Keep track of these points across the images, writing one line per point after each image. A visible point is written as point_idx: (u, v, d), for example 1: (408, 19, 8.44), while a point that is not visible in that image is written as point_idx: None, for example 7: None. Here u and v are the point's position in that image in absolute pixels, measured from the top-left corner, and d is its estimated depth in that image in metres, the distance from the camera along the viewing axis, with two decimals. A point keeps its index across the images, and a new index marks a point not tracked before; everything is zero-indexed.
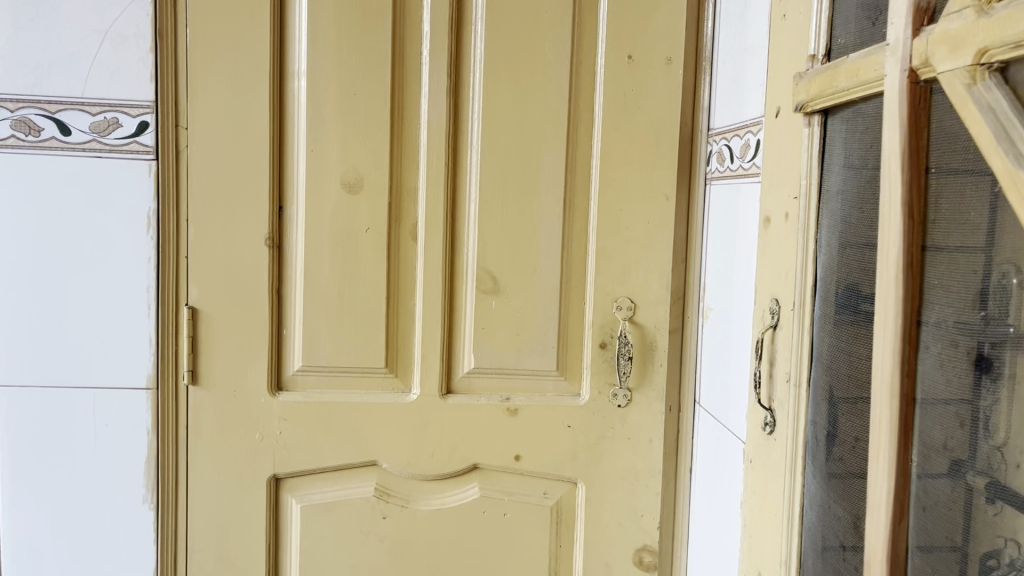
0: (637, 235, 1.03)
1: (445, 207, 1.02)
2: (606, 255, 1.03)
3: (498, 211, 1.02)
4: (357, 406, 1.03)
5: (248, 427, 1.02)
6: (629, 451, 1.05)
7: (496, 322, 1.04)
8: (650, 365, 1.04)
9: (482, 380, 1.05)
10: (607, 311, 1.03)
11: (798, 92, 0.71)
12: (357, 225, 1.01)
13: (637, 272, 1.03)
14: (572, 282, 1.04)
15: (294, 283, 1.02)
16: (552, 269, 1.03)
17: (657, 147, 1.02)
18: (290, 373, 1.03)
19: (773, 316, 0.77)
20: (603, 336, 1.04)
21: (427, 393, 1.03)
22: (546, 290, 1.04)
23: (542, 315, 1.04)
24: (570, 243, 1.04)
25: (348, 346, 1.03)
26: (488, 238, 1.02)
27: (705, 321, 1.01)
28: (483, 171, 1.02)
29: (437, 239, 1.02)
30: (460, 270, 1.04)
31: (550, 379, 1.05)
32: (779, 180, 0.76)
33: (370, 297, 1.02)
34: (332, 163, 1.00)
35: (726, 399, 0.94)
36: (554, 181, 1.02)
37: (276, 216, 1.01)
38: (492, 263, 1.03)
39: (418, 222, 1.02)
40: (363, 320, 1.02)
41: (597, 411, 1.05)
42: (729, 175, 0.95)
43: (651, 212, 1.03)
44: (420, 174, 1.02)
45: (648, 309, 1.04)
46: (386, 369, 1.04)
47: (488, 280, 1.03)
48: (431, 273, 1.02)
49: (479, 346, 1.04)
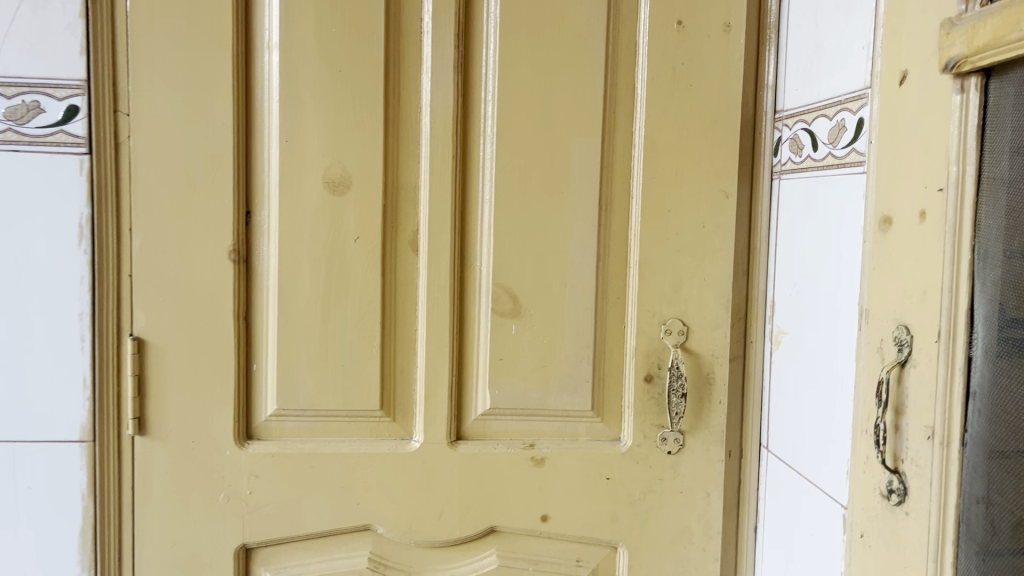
0: (690, 242, 0.84)
1: (454, 211, 0.82)
2: (653, 269, 0.84)
3: (519, 215, 0.83)
4: (346, 459, 0.83)
5: (211, 486, 0.82)
6: (681, 508, 0.86)
7: (517, 352, 0.84)
8: (706, 403, 0.85)
9: (501, 424, 0.85)
10: (654, 337, 0.84)
11: (949, 45, 0.53)
12: (344, 233, 0.81)
13: (689, 288, 0.84)
14: (610, 301, 0.85)
15: (265, 307, 0.82)
16: (585, 286, 0.84)
17: (715, 135, 0.83)
18: (261, 418, 0.83)
19: (902, 348, 0.58)
20: (650, 368, 0.84)
21: (433, 441, 0.83)
22: (579, 312, 0.84)
23: (573, 343, 0.84)
24: (608, 253, 0.84)
25: (334, 384, 0.83)
26: (507, 249, 0.83)
27: (775, 349, 0.83)
28: (499, 165, 0.82)
29: (444, 251, 0.82)
30: (471, 289, 0.84)
31: (584, 421, 0.86)
32: (908, 167, 0.57)
33: (360, 323, 0.82)
34: (311, 157, 0.80)
35: (812, 448, 0.75)
36: (587, 176, 0.83)
37: (241, 224, 0.81)
38: (512, 278, 0.83)
39: (419, 229, 0.83)
40: (351, 352, 0.82)
41: (642, 459, 0.85)
42: (809, 168, 0.76)
43: (706, 215, 0.84)
44: (421, 170, 0.82)
45: (704, 334, 0.85)
46: (382, 412, 0.84)
47: (507, 301, 0.83)
48: (435, 293, 0.82)
49: (497, 382, 0.84)
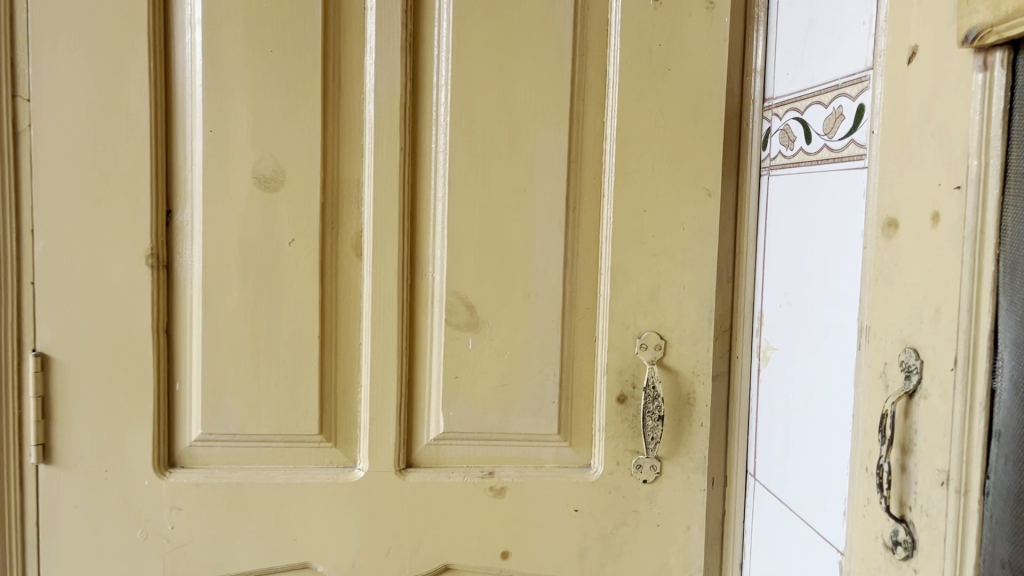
0: (669, 246, 0.74)
1: (402, 211, 0.73)
2: (627, 277, 0.74)
3: (476, 215, 0.73)
4: (281, 489, 0.74)
5: (127, 520, 0.73)
6: (658, 543, 0.77)
7: (474, 369, 0.75)
8: (686, 426, 0.76)
9: (456, 449, 0.76)
10: (628, 352, 0.75)
11: (971, 11, 0.44)
12: (277, 235, 0.72)
13: (667, 298, 0.75)
14: (579, 312, 0.76)
15: (188, 318, 0.73)
16: (551, 295, 0.75)
17: (696, 125, 0.74)
18: (185, 443, 0.74)
19: (908, 376, 0.49)
20: (623, 387, 0.75)
21: (380, 469, 0.74)
22: (543, 325, 0.75)
23: (537, 359, 0.75)
24: (576, 258, 0.75)
25: (266, 405, 0.73)
26: (463, 253, 0.74)
27: (764, 366, 0.74)
28: (454, 159, 0.73)
29: (391, 256, 0.73)
30: (422, 298, 0.75)
31: (549, 445, 0.76)
32: (918, 161, 0.49)
33: (296, 337, 0.73)
34: (239, 150, 0.71)
35: (805, 482, 0.66)
36: (553, 171, 0.74)
37: (161, 225, 0.71)
38: (468, 286, 0.74)
39: (363, 231, 0.73)
40: (287, 370, 0.73)
41: (614, 489, 0.76)
42: (802, 163, 0.67)
43: (686, 216, 0.74)
44: (366, 164, 0.73)
45: (684, 349, 0.75)
46: (322, 437, 0.74)
47: (462, 312, 0.74)
48: (381, 303, 0.73)
49: (451, 403, 0.75)
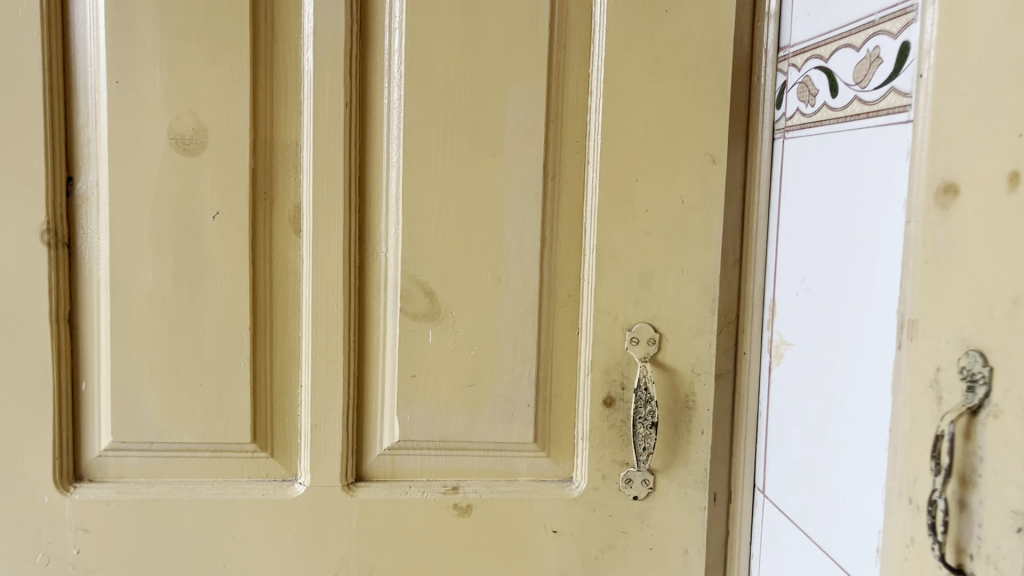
0: (665, 222, 0.63)
1: (348, 179, 0.62)
2: (615, 258, 0.63)
3: (436, 185, 0.62)
4: (207, 508, 0.63)
5: (25, 544, 0.62)
6: (650, 569, 0.66)
7: (434, 367, 0.63)
8: (684, 433, 0.65)
9: (414, 461, 0.65)
10: (617, 347, 0.64)
11: None
12: (199, 208, 0.61)
13: (663, 283, 0.63)
14: (559, 300, 0.64)
15: (95, 305, 0.62)
16: (526, 280, 0.63)
17: (698, 78, 0.62)
18: (94, 453, 0.63)
19: (972, 387, 0.38)
20: (610, 388, 0.64)
21: (324, 484, 0.63)
22: (516, 314, 0.64)
23: (510, 355, 0.64)
24: (555, 236, 0.64)
25: (189, 409, 0.62)
26: (421, 230, 0.62)
27: (776, 364, 0.63)
28: (409, 117, 0.61)
29: (335, 233, 0.62)
30: (373, 283, 0.63)
31: (523, 456, 0.65)
32: (990, 106, 0.38)
33: (223, 328, 0.62)
34: (152, 106, 0.60)
35: (827, 504, 0.55)
36: (527, 133, 0.62)
37: (59, 194, 0.60)
38: (427, 269, 0.63)
39: (302, 202, 0.62)
40: (213, 367, 0.62)
41: (599, 507, 0.65)
42: (827, 122, 0.56)
43: (686, 186, 0.63)
44: (305, 123, 0.61)
45: (682, 343, 0.64)
46: (256, 446, 0.63)
47: (421, 299, 0.63)
48: (324, 289, 0.62)
49: (408, 406, 0.64)
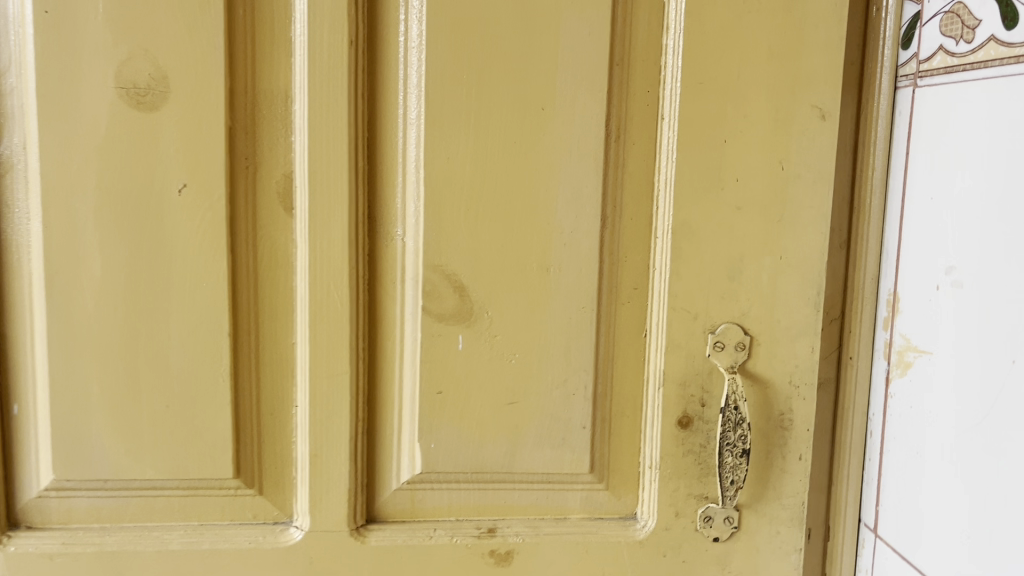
0: (761, 196, 0.49)
1: (354, 143, 0.48)
2: (697, 241, 0.49)
3: (469, 149, 0.48)
4: (179, 560, 0.49)
5: None
6: None
7: (467, 381, 0.50)
8: (778, 460, 0.52)
9: (439, 498, 0.51)
10: (696, 354, 0.50)
11: None
12: (160, 178, 0.46)
13: (755, 273, 0.50)
14: (622, 295, 0.51)
15: (27, 304, 0.48)
16: (582, 269, 0.50)
17: (806, 8, 0.48)
18: (32, 492, 0.49)
19: None
20: (686, 405, 0.51)
21: (326, 529, 0.50)
22: (570, 314, 0.50)
23: (561, 365, 0.50)
24: (618, 213, 0.50)
25: (153, 437, 0.49)
26: (449, 206, 0.48)
27: (898, 375, 0.50)
28: (434, 60, 0.47)
29: (339, 212, 0.48)
30: (387, 276, 0.49)
31: (575, 489, 0.52)
32: None
33: (195, 335, 0.48)
34: (95, 43, 0.45)
35: (1001, 562, 0.42)
36: (586, 80, 0.48)
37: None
38: (457, 256, 0.49)
39: (295, 171, 0.48)
40: (183, 385, 0.48)
41: (671, 551, 0.52)
42: (995, 62, 0.42)
43: (787, 148, 0.49)
44: (297, 67, 0.47)
45: (777, 348, 0.51)
46: (240, 481, 0.50)
47: (448, 296, 0.49)
48: (325, 284, 0.48)
49: (432, 430, 0.50)
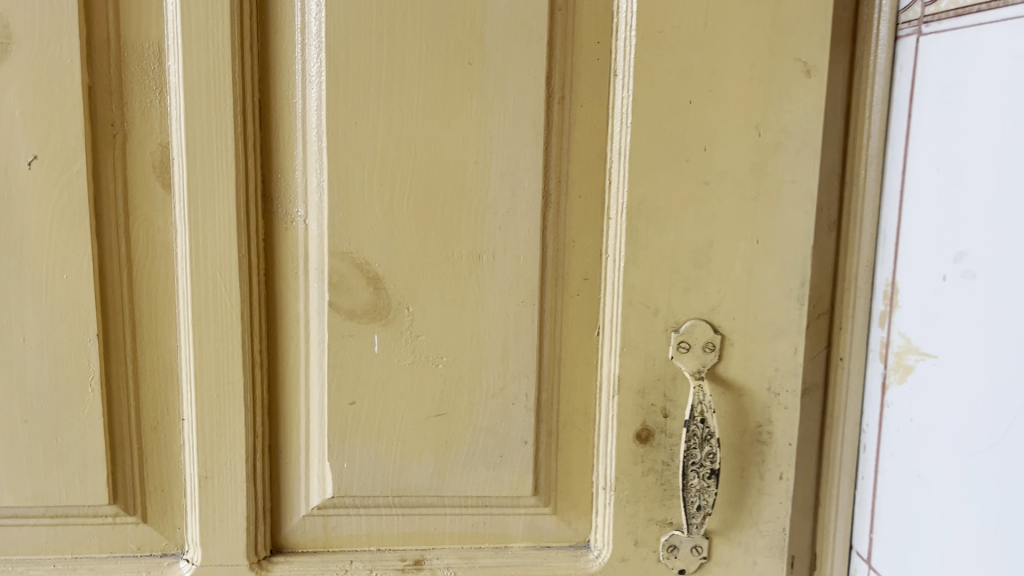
0: (734, 167, 0.41)
1: (241, 105, 0.40)
2: (657, 222, 0.41)
3: (381, 112, 0.40)
4: None
5: None
6: None
7: (384, 390, 0.42)
8: (754, 479, 0.44)
9: (356, 525, 0.44)
10: (657, 357, 0.43)
11: None
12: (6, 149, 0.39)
13: (727, 260, 0.42)
14: (569, 287, 0.43)
15: None
16: (520, 256, 0.42)
17: None
18: None
19: None
20: (645, 417, 0.43)
21: (221, 564, 0.43)
22: (507, 310, 0.42)
23: (497, 370, 0.43)
24: (564, 189, 0.42)
25: (8, 458, 0.41)
26: (359, 181, 0.40)
27: (897, 382, 0.42)
28: (336, 3, 0.39)
29: (225, 189, 0.40)
30: (287, 265, 0.42)
31: (517, 515, 0.45)
32: None
33: (55, 337, 0.40)
34: None
35: None
36: (523, 29, 0.40)
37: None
38: (370, 242, 0.41)
39: (172, 140, 0.40)
40: (41, 396, 0.41)
41: None
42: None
43: (765, 110, 0.41)
44: (170, 14, 0.39)
45: (753, 349, 0.43)
46: (118, 508, 0.43)
47: (360, 289, 0.41)
48: (211, 276, 0.41)
49: (345, 447, 0.43)
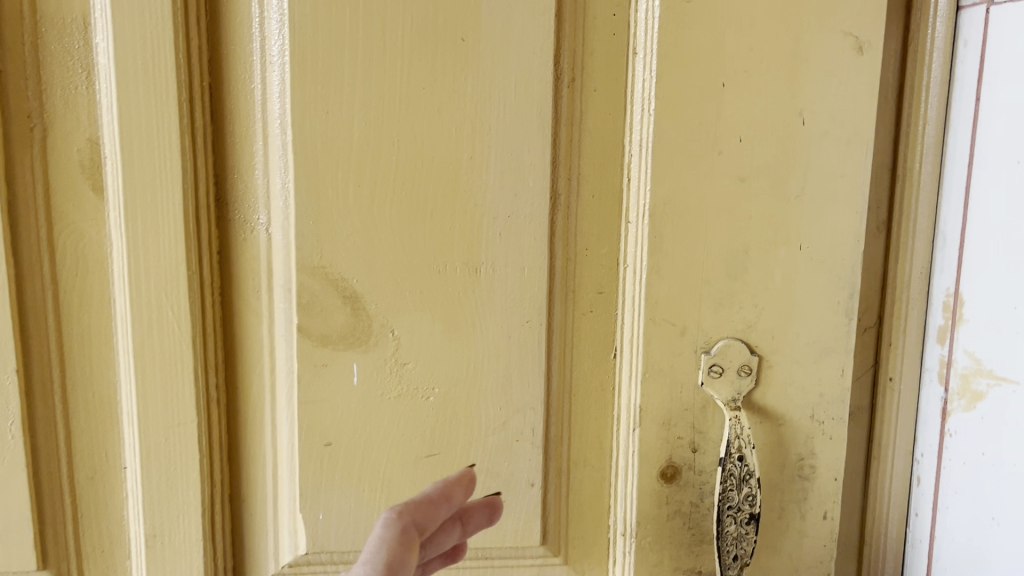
0: (774, 161, 0.35)
1: (186, 93, 0.33)
2: (684, 227, 0.35)
3: (356, 99, 0.33)
4: None
5: None
6: None
7: (365, 429, 0.36)
8: (795, 519, 0.38)
9: None
10: (684, 384, 0.37)
11: None
12: None
13: (766, 271, 0.36)
14: (581, 302, 0.37)
15: None
16: (524, 267, 0.35)
17: None
18: None
19: None
20: (672, 452, 0.37)
21: None
22: (508, 331, 0.36)
23: (498, 403, 0.36)
24: (574, 189, 0.36)
25: None
26: (332, 182, 0.34)
27: (961, 409, 0.36)
28: None
29: (170, 196, 0.33)
30: (247, 282, 0.35)
31: (522, 566, 0.39)
32: None
33: None
34: None
35: None
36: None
37: (308, 518, 0.36)
38: (347, 255, 0.34)
39: (103, 137, 0.33)
40: None
41: None
42: None
43: (811, 94, 0.34)
44: None
45: (795, 373, 0.37)
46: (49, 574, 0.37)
47: (336, 310, 0.35)
48: (154, 300, 0.34)
49: (322, 497, 0.36)
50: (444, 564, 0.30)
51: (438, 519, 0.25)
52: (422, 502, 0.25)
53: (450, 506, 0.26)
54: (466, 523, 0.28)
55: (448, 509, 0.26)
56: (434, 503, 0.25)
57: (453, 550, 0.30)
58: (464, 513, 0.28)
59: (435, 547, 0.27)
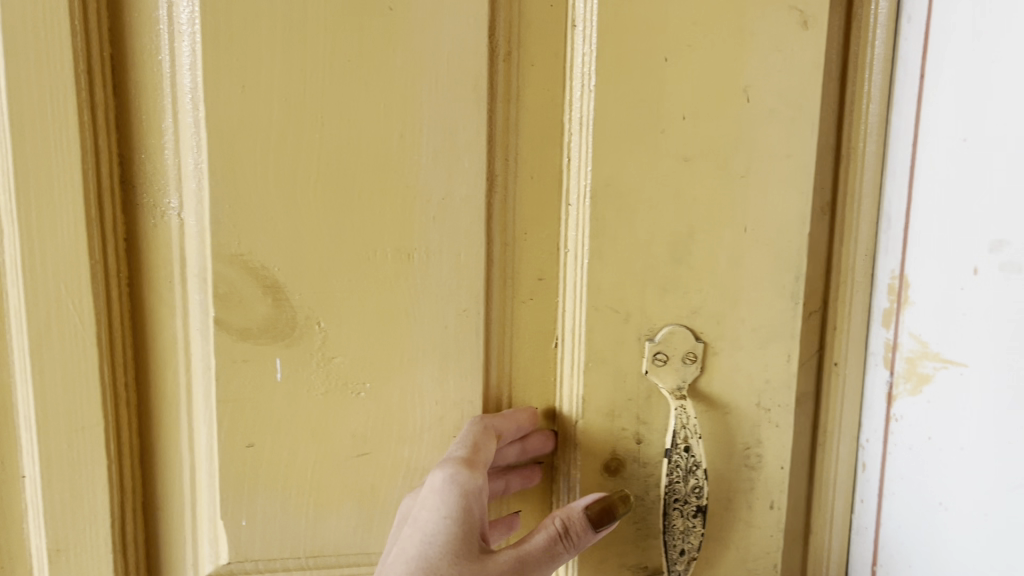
0: (719, 140, 0.34)
1: (84, 65, 0.30)
2: (627, 209, 0.34)
3: (274, 72, 0.30)
4: None
5: None
6: None
7: (291, 428, 0.33)
8: (742, 509, 0.37)
9: None
10: (629, 373, 0.35)
11: None
12: None
13: (711, 254, 0.34)
14: (520, 288, 0.35)
15: None
16: (458, 252, 0.33)
17: None
18: None
19: None
20: (616, 444, 0.36)
21: None
22: (444, 321, 0.34)
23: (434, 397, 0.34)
24: (511, 170, 0.34)
25: None
26: (250, 162, 0.31)
27: (907, 393, 0.35)
28: None
29: (68, 178, 0.30)
30: (159, 273, 0.32)
31: None
32: None
33: None
34: None
35: None
36: None
37: (230, 526, 0.34)
38: (268, 242, 0.32)
39: None
40: None
41: None
42: None
43: (756, 71, 0.33)
44: None
45: (741, 360, 0.36)
46: None
47: (257, 301, 0.32)
48: (53, 293, 0.31)
49: (245, 502, 0.33)
50: (524, 484, 0.37)
51: (507, 430, 0.35)
52: (500, 415, 0.35)
53: (513, 420, 0.35)
54: (526, 443, 0.36)
55: (513, 420, 0.35)
56: (505, 415, 0.35)
57: (530, 473, 0.37)
58: (530, 436, 0.36)
59: (500, 459, 0.35)
